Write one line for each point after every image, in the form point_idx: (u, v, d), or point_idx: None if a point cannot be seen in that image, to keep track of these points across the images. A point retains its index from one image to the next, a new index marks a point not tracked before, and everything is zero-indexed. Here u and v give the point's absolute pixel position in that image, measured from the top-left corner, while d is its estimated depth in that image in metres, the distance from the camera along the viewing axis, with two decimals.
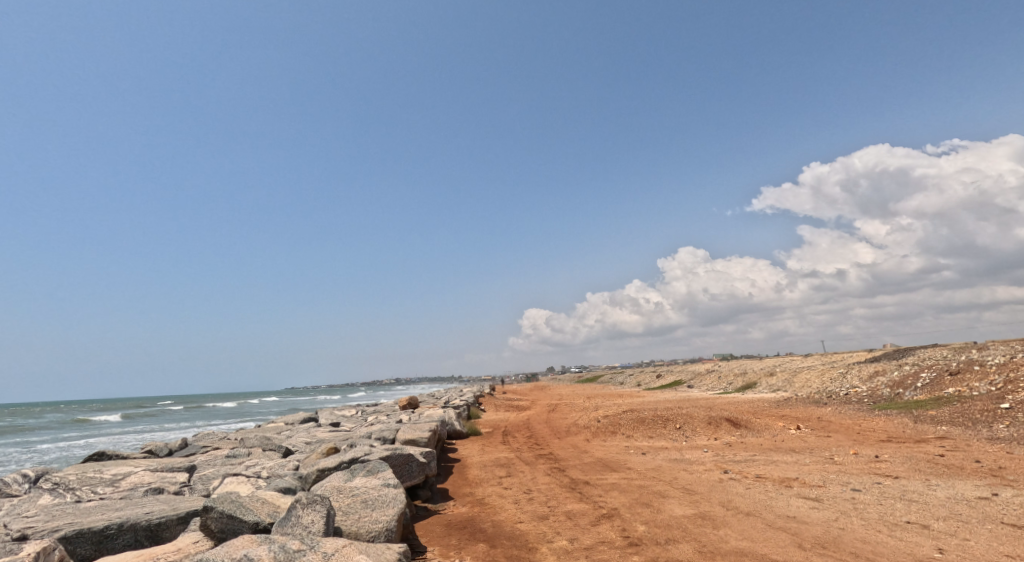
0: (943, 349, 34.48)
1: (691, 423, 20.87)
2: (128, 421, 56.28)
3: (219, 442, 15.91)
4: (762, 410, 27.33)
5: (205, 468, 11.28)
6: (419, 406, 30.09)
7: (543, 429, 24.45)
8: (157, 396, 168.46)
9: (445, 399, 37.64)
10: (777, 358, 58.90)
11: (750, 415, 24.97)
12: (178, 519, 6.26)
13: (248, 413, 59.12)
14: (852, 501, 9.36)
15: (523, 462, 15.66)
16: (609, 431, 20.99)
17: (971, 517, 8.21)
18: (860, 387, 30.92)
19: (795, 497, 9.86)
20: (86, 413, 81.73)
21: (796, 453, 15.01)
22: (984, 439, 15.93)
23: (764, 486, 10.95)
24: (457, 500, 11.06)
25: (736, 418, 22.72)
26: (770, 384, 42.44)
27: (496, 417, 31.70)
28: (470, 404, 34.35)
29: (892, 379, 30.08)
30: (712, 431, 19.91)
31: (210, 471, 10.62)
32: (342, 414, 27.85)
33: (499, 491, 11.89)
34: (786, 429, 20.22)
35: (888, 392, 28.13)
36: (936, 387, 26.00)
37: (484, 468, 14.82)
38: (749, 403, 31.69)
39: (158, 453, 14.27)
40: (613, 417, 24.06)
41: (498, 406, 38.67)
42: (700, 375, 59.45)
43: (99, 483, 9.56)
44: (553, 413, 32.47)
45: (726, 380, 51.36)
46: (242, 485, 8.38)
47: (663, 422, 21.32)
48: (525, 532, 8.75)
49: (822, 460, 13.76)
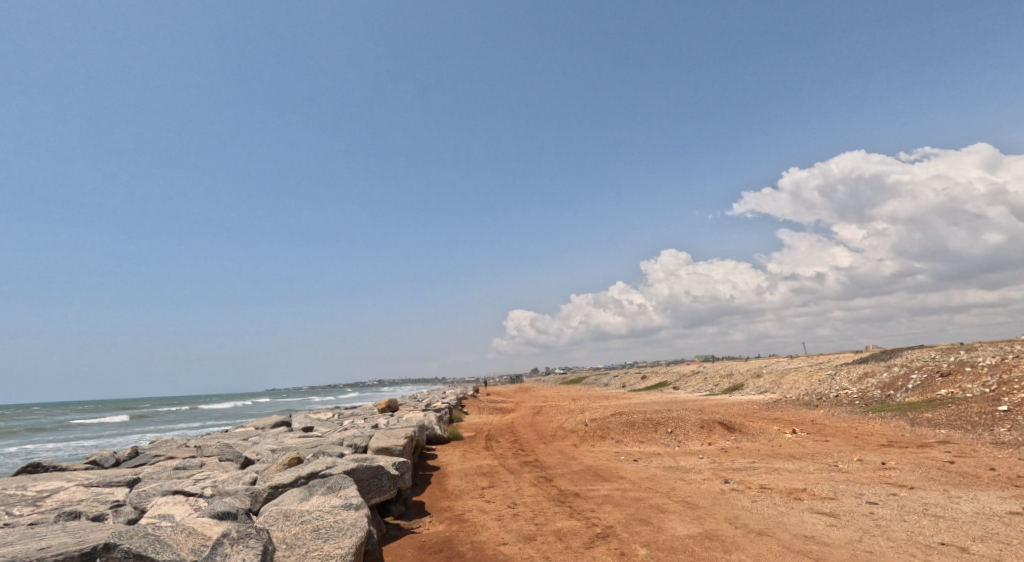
0: (930, 350, 34.06)
1: (683, 427, 19.98)
2: (99, 425, 54.24)
3: (175, 450, 14.63)
4: (753, 412, 26.59)
5: (147, 483, 10.04)
6: (399, 410, 28.94)
7: (529, 433, 23.40)
8: (133, 399, 164.38)
9: (426, 401, 36.48)
10: (764, 360, 58.45)
11: (742, 418, 24.18)
12: (80, 556, 5.15)
13: (225, 416, 57.38)
14: (872, 518, 8.48)
15: (507, 470, 14.59)
16: (598, 436, 20.02)
17: (1010, 537, 7.33)
18: (850, 389, 30.33)
19: (808, 513, 8.92)
20: (56, 416, 79.09)
21: (797, 460, 14.12)
22: (989, 443, 15.19)
23: (771, 499, 10.01)
24: (434, 516, 9.95)
25: (728, 421, 21.90)
26: (757, 385, 41.94)
27: (479, 420, 30.64)
28: (452, 407, 33.18)
29: (882, 380, 29.55)
30: (705, 436, 19.00)
31: (151, 486, 9.39)
32: (317, 417, 26.60)
33: (480, 505, 10.80)
34: (781, 433, 19.37)
35: (879, 393, 27.54)
36: (928, 388, 25.47)
37: (465, 478, 13.73)
38: (738, 405, 30.96)
39: (103, 464, 12.97)
40: (601, 421, 23.11)
41: (481, 408, 37.62)
42: (686, 376, 58.84)
43: (15, 505, 8.32)
44: (539, 416, 31.49)
45: (712, 381, 50.76)
46: (178, 507, 7.20)
47: (654, 426, 20.38)
48: (510, 557, 7.66)
49: (826, 467, 12.90)
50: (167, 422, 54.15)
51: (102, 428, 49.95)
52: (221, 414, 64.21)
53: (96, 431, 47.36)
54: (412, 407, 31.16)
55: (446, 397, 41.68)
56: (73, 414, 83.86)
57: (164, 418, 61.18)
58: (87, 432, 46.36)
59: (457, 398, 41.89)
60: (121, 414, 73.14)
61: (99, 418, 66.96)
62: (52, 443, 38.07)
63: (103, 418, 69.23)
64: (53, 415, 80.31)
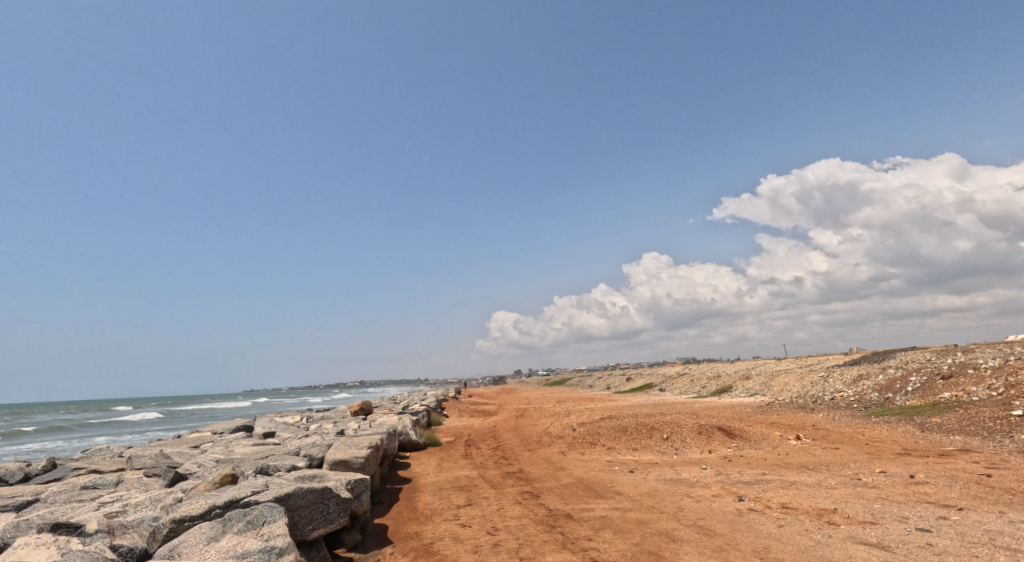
0: (924, 351, 32.90)
1: (679, 433, 18.41)
2: (65, 426, 51.84)
3: (101, 463, 12.69)
4: (748, 416, 25.15)
5: (38, 509, 8.21)
6: (372, 413, 27.03)
7: (512, 439, 21.65)
8: (103, 400, 159.25)
9: (404, 403, 34.54)
10: (751, 361, 57.26)
11: (740, 423, 22.69)
12: None
13: (197, 418, 55.18)
14: (934, 552, 6.95)
15: (488, 484, 12.87)
16: (588, 443, 18.40)
17: None
18: (845, 392, 28.99)
19: (853, 545, 7.32)
20: (13, 417, 75.30)
21: (812, 472, 12.60)
22: (1016, 453, 13.75)
23: (801, 524, 8.45)
24: (396, 546, 8.24)
25: (726, 426, 20.37)
26: (747, 388, 40.64)
27: (459, 423, 28.88)
28: (431, 409, 31.34)
29: (879, 382, 28.27)
30: (704, 443, 17.40)
31: (38, 514, 7.59)
32: (284, 421, 24.63)
33: (455, 530, 9.10)
34: (785, 440, 17.87)
35: (877, 396, 26.20)
36: (929, 391, 24.17)
37: (438, 493, 11.98)
38: (730, 409, 29.45)
39: (9, 480, 11.06)
40: (589, 425, 21.49)
41: (463, 411, 35.85)
42: (672, 378, 57.45)
43: None
44: (522, 419, 29.76)
45: (699, 384, 49.40)
46: (39, 552, 5.37)
47: (648, 431, 18.76)
48: None
49: (850, 481, 11.37)
50: (135, 423, 51.79)
51: (68, 429, 47.71)
52: (196, 415, 61.88)
53: (61, 433, 45.14)
54: (387, 410, 29.15)
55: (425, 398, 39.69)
56: (35, 415, 80.51)
57: (135, 419, 58.82)
58: (50, 434, 44.15)
59: (437, 400, 40.05)
60: (84, 417, 69.73)
61: (59, 421, 63.47)
62: (7, 446, 35.93)
63: (71, 418, 66.33)
64: (21, 417, 77.13)
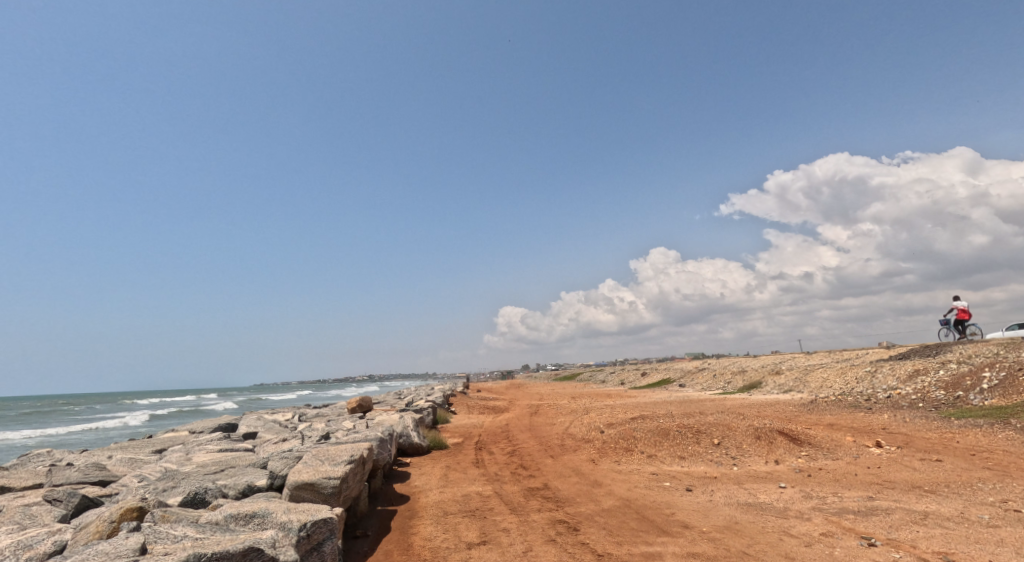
0: (986, 344, 29.49)
1: (733, 438, 15.35)
2: (59, 419, 49.25)
3: (10, 479, 9.92)
4: (800, 417, 21.95)
5: None
6: (372, 409, 24.18)
7: (529, 441, 18.71)
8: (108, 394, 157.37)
9: (408, 399, 31.60)
10: (778, 357, 53.80)
11: (796, 425, 19.56)
12: None
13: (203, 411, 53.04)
14: None
15: (507, 507, 9.98)
16: (623, 449, 15.40)
17: None
18: (903, 389, 25.71)
19: None
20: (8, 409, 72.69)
21: (938, 497, 9.50)
22: None
23: None
24: None
25: (787, 430, 17.23)
26: (779, 384, 37.45)
27: (469, 422, 25.93)
28: (439, 407, 28.40)
29: (942, 378, 24.97)
30: (767, 451, 14.37)
31: None
32: (273, 418, 21.85)
33: None
34: (865, 448, 14.71)
35: (945, 395, 22.93)
36: (1012, 390, 20.90)
37: (443, 522, 9.04)
38: (773, 407, 26.30)
39: None
40: (618, 426, 18.49)
41: (473, 407, 33.06)
42: (692, 373, 54.14)
43: None
44: (538, 417, 26.73)
45: (723, 380, 46.12)
46: None
47: (695, 436, 15.69)
48: None
49: (1009, 514, 8.24)
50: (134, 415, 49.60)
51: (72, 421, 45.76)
52: None
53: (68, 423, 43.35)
54: (391, 407, 26.35)
55: (431, 393, 36.65)
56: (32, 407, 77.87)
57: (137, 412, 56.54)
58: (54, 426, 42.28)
59: (445, 396, 37.24)
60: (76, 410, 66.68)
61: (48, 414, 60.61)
62: None
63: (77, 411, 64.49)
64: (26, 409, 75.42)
